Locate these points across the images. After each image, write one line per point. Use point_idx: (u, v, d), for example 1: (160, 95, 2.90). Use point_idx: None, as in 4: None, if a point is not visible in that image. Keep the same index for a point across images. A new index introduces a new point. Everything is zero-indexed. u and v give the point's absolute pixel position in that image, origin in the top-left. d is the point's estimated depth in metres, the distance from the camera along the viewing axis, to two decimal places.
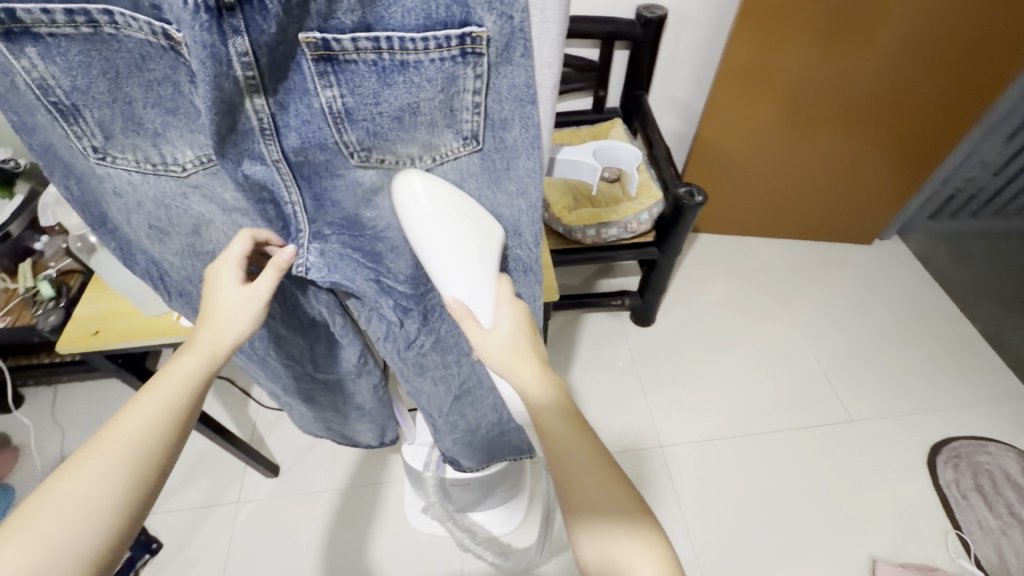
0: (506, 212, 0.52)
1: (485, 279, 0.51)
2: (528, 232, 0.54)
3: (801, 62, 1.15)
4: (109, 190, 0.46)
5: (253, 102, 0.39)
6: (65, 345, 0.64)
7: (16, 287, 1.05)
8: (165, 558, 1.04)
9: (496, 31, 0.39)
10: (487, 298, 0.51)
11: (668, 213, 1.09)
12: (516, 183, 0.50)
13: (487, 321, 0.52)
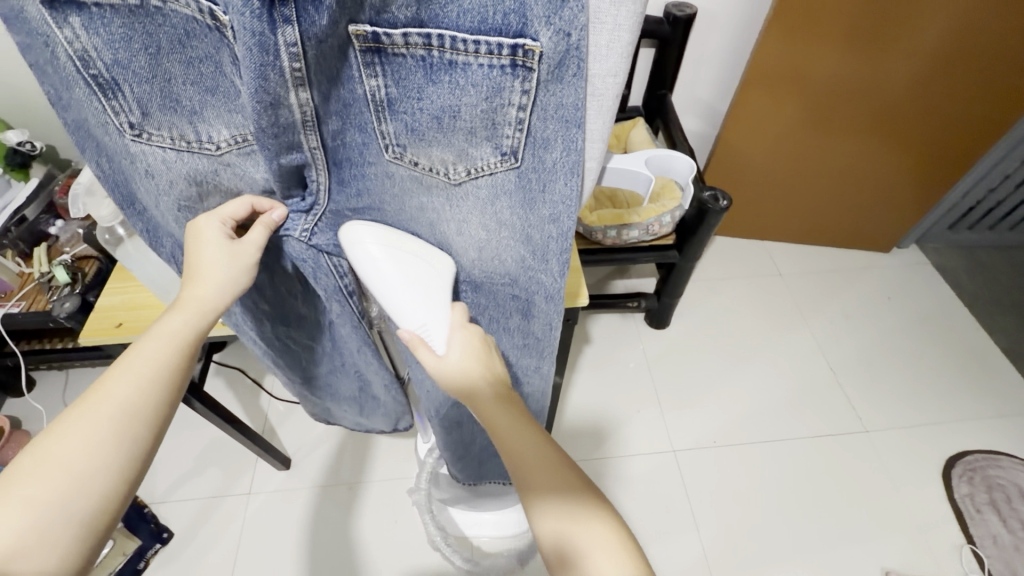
0: (535, 235, 0.50)
1: (438, 303, 0.52)
2: (555, 263, 0.52)
3: (832, 65, 1.12)
4: (141, 169, 0.45)
5: (296, 94, 0.39)
6: (87, 336, 0.63)
7: (30, 271, 1.05)
8: (176, 547, 1.04)
9: (551, 47, 0.37)
10: (440, 325, 0.51)
11: (691, 216, 1.07)
12: (550, 209, 0.47)
13: (441, 348, 0.51)
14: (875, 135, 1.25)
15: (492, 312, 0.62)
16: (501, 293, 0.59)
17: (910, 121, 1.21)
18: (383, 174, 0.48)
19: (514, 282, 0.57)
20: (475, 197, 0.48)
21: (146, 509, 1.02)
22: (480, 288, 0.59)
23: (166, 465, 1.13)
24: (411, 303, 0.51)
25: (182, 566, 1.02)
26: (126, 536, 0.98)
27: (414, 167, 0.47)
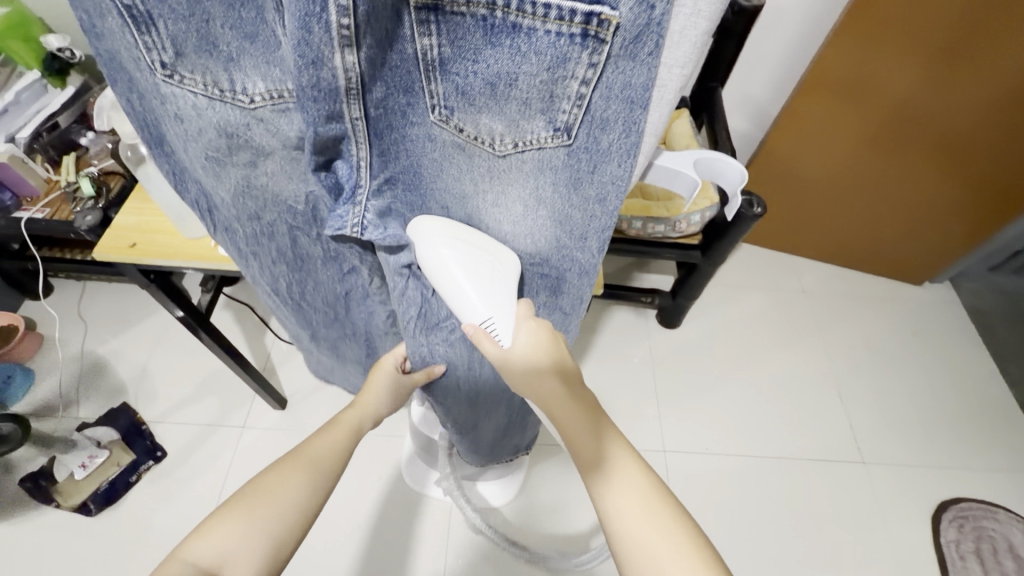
0: (576, 215, 0.52)
1: (501, 299, 0.53)
2: (593, 241, 0.54)
3: (904, 83, 1.06)
4: (171, 113, 0.42)
5: (341, 57, 0.37)
6: (102, 253, 0.63)
7: (59, 180, 1.07)
8: (167, 467, 1.06)
9: (630, 19, 0.37)
10: (505, 320, 0.52)
11: (721, 217, 1.03)
12: (596, 189, 0.49)
13: (507, 342, 0.52)
14: (934, 170, 1.20)
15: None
16: (529, 275, 0.59)
17: (972, 151, 1.14)
18: (426, 140, 0.47)
19: (544, 262, 0.58)
20: (519, 170, 0.49)
21: (146, 427, 1.08)
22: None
23: (168, 387, 1.14)
24: (473, 302, 0.52)
25: (173, 484, 1.04)
26: (123, 448, 1.05)
27: (458, 134, 0.46)
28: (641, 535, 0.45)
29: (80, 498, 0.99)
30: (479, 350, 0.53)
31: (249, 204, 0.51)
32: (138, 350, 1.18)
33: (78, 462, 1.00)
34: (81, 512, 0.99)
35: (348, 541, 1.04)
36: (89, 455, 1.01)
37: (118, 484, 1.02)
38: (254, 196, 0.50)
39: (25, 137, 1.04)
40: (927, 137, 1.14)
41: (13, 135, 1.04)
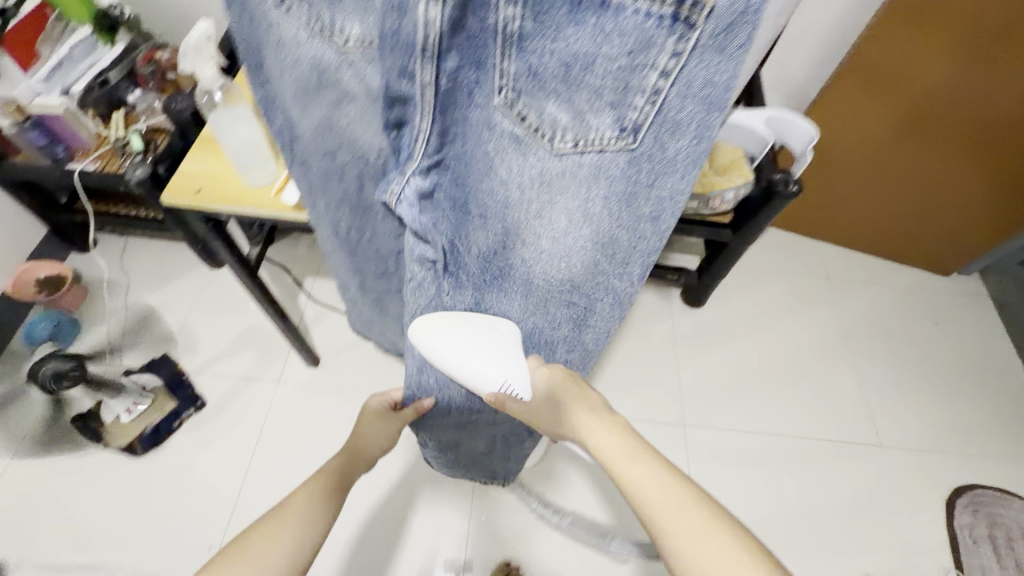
0: (625, 225, 0.56)
1: (508, 350, 0.60)
2: (634, 265, 0.60)
3: (944, 73, 1.05)
4: (276, 41, 0.49)
5: (426, 9, 0.42)
6: (170, 198, 0.66)
7: (107, 134, 1.09)
8: (206, 416, 1.10)
9: (720, 13, 0.40)
10: (521, 381, 0.59)
11: (755, 196, 1.04)
12: (652, 206, 0.54)
13: (526, 394, 0.59)
14: (965, 165, 1.20)
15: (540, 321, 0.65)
16: (555, 300, 0.64)
17: (1009, 146, 1.13)
18: (488, 124, 0.50)
19: (575, 288, 0.62)
20: (575, 174, 0.51)
21: (186, 377, 1.13)
22: (530, 286, 0.62)
23: (206, 341, 1.19)
24: (485, 372, 0.58)
25: (212, 431, 1.09)
26: (165, 396, 1.10)
27: (521, 122, 0.49)
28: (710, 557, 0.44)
29: (126, 439, 1.05)
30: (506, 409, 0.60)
31: (327, 140, 0.56)
32: (178, 304, 1.23)
33: (124, 407, 1.05)
34: (128, 451, 1.05)
35: (376, 494, 1.09)
36: (134, 401, 1.06)
37: (161, 429, 1.07)
38: (330, 135, 0.55)
39: (78, 91, 1.05)
40: (963, 132, 1.13)
41: (68, 89, 1.05)
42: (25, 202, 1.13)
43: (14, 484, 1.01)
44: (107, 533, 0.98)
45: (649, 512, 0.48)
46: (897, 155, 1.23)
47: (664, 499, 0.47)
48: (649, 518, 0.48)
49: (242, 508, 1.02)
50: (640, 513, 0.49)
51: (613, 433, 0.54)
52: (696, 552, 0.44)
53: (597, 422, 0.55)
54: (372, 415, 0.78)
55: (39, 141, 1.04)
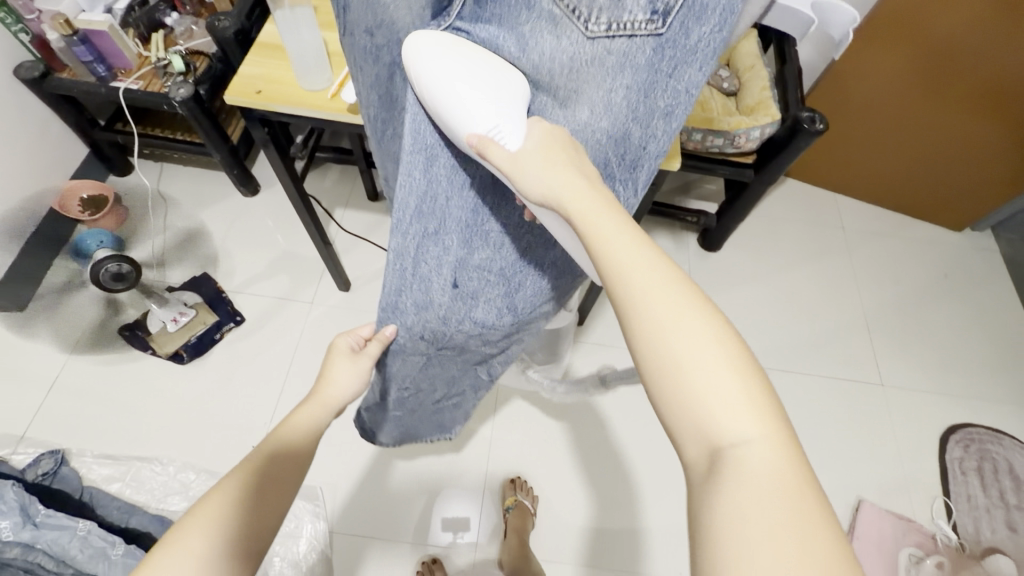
0: (636, 129, 0.50)
1: (509, 110, 0.44)
2: (642, 168, 0.55)
3: (953, 26, 1.10)
4: None
5: None
6: (233, 96, 0.71)
7: (148, 55, 1.11)
8: (245, 331, 1.17)
9: None
10: (514, 127, 0.44)
11: (780, 135, 1.06)
12: (668, 100, 0.48)
13: (514, 145, 0.44)
14: (979, 116, 1.22)
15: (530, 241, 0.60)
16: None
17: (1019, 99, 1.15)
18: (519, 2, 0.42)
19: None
20: (601, 65, 0.44)
21: (226, 295, 1.19)
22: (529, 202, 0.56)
23: (244, 262, 1.24)
24: (477, 100, 0.43)
25: (251, 345, 1.15)
26: (206, 310, 1.16)
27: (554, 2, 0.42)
28: (712, 385, 0.34)
29: (172, 347, 1.12)
30: (488, 160, 0.44)
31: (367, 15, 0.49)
32: (215, 228, 1.28)
33: (169, 316, 1.12)
34: (174, 359, 1.12)
35: None
36: (179, 312, 1.13)
37: (205, 339, 1.14)
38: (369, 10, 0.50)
39: (121, 9, 1.08)
40: (979, 76, 1.15)
41: (111, 8, 1.08)
42: (65, 117, 1.15)
43: (72, 384, 1.08)
44: (159, 431, 1.05)
45: (633, 304, 0.38)
46: (910, 109, 1.27)
47: (653, 285, 0.38)
48: (623, 303, 0.39)
49: (282, 414, 1.09)
50: (612, 290, 0.40)
51: (588, 194, 0.43)
52: (668, 338, 0.36)
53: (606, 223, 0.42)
54: (340, 360, 0.62)
55: (84, 57, 1.05)
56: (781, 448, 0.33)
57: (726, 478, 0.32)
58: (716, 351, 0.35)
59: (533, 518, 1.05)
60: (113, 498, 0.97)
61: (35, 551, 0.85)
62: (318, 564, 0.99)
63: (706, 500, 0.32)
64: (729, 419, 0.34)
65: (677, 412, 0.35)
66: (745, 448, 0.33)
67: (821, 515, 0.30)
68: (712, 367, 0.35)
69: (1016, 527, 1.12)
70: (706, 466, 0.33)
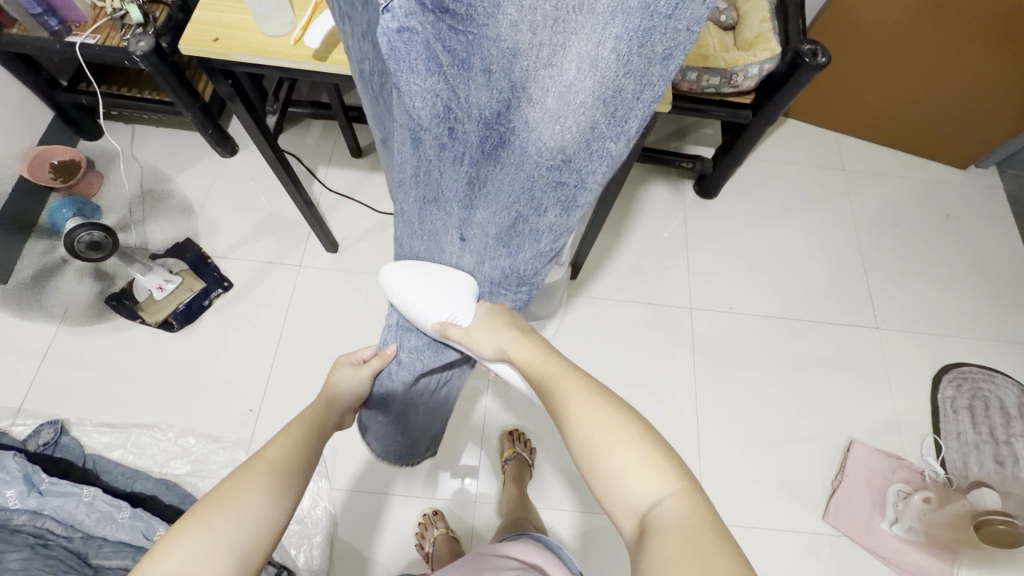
0: (626, 92, 0.37)
1: (455, 298, 0.62)
2: (635, 124, 0.40)
3: None
4: None
5: None
6: (189, 45, 0.67)
7: (104, 5, 1.03)
8: (233, 297, 1.15)
9: None
10: (461, 307, 0.62)
11: (780, 71, 1.00)
12: (666, 43, 0.34)
13: (465, 321, 0.61)
14: (970, 33, 1.15)
15: (522, 210, 0.51)
16: (542, 182, 0.47)
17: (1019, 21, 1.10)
18: None
19: (565, 163, 0.45)
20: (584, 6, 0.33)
21: (211, 261, 1.17)
22: (522, 167, 0.47)
23: (227, 226, 1.21)
24: (435, 300, 0.62)
25: (241, 311, 1.14)
26: (192, 277, 1.14)
27: None
28: (622, 459, 0.42)
29: (160, 314, 1.11)
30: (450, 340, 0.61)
31: None
32: (195, 192, 1.24)
33: (155, 284, 1.10)
34: (164, 327, 1.11)
35: None
36: (165, 279, 1.11)
37: (193, 306, 1.12)
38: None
39: None
40: None
41: None
42: (23, 78, 1.08)
43: (64, 355, 1.08)
44: (156, 398, 1.06)
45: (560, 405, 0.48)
46: (912, 40, 1.21)
47: (570, 390, 0.48)
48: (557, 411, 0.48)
49: (277, 377, 1.09)
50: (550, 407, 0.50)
51: (528, 343, 0.56)
52: (591, 430, 0.44)
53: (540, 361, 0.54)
54: (343, 371, 0.67)
55: (33, 10, 0.98)
56: (684, 496, 0.39)
57: (649, 548, 0.37)
58: (620, 433, 0.43)
59: (530, 468, 1.08)
60: (117, 464, 0.99)
61: (44, 517, 0.87)
62: (323, 519, 1.02)
63: (638, 565, 0.37)
64: (642, 485, 0.40)
65: (609, 490, 0.42)
66: (661, 506, 0.39)
67: (723, 543, 0.36)
68: (619, 445, 0.42)
69: (1003, 461, 1.14)
70: (638, 532, 0.39)
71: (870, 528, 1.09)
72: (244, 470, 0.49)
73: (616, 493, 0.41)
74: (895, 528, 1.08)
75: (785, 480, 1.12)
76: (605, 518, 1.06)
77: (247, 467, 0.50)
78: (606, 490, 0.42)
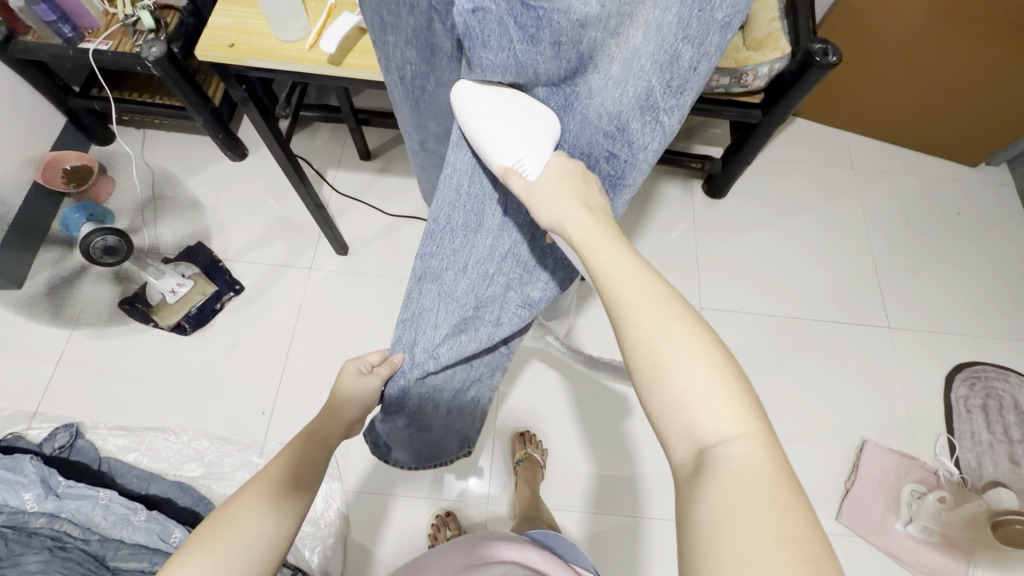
0: (683, 56, 0.41)
1: (532, 139, 0.46)
2: (690, 92, 0.45)
3: None
4: None
5: None
6: (204, 51, 0.68)
7: (116, 12, 1.04)
8: (244, 300, 1.16)
9: None
10: (535, 158, 0.46)
11: (790, 70, 0.99)
12: (725, 10, 0.38)
13: (532, 175, 0.47)
14: (985, 38, 1.15)
15: (577, 180, 0.54)
16: (598, 148, 0.50)
17: None
18: None
19: (619, 131, 0.48)
20: None
21: (223, 264, 1.18)
22: (583, 130, 0.49)
23: (238, 230, 1.22)
24: (501, 137, 0.45)
25: (252, 314, 1.15)
26: (204, 280, 1.15)
27: None
28: (690, 385, 0.36)
29: (172, 318, 1.11)
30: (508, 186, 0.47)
31: None
32: (206, 195, 1.25)
33: (168, 287, 1.11)
34: (177, 330, 1.11)
35: None
36: (177, 282, 1.12)
37: (205, 310, 1.13)
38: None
39: None
40: None
41: None
42: (37, 84, 1.09)
43: (78, 358, 1.09)
44: (170, 401, 1.07)
45: (622, 311, 0.40)
46: (924, 42, 1.21)
47: (646, 299, 0.39)
48: (617, 310, 0.40)
49: (289, 379, 1.09)
50: (607, 303, 0.41)
51: (593, 220, 0.45)
52: (656, 345, 0.37)
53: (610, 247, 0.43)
54: (348, 379, 0.64)
55: (47, 17, 0.99)
56: (761, 440, 0.34)
57: (714, 490, 0.32)
58: (697, 358, 0.37)
59: (543, 469, 1.08)
60: (131, 467, 1.00)
61: (60, 519, 0.87)
62: (336, 521, 1.03)
63: (694, 502, 0.33)
64: (711, 417, 0.35)
65: (668, 414, 0.36)
66: (728, 446, 0.34)
67: (794, 497, 0.31)
68: (693, 367, 0.36)
69: (1018, 460, 1.13)
70: (694, 466, 0.34)
71: (884, 527, 1.08)
72: (249, 489, 0.49)
73: (686, 420, 0.35)
74: (909, 528, 1.07)
75: (798, 480, 1.12)
76: (616, 518, 1.06)
77: (251, 486, 0.49)
78: (672, 419, 0.36)
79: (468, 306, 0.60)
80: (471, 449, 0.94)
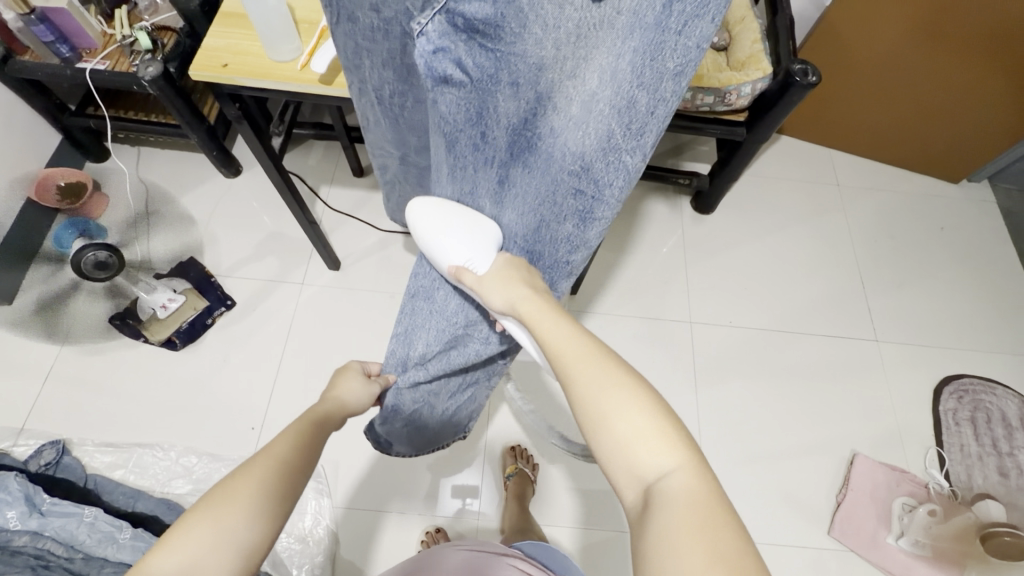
0: (640, 102, 0.39)
1: (476, 243, 0.55)
2: (651, 135, 0.42)
3: None
4: None
5: None
6: (197, 71, 0.69)
7: (113, 33, 1.07)
8: (236, 315, 1.16)
9: None
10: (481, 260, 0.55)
11: (772, 90, 1.02)
12: (677, 60, 0.36)
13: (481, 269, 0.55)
14: (957, 58, 1.19)
15: (545, 214, 0.52)
16: (563, 187, 0.48)
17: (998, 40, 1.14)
18: None
19: (584, 171, 0.46)
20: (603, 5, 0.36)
21: (215, 280, 1.18)
22: (547, 170, 0.49)
23: (231, 247, 1.22)
24: (454, 245, 0.55)
25: (244, 328, 1.15)
26: (196, 295, 1.15)
27: None
28: (631, 426, 0.39)
29: (162, 333, 1.11)
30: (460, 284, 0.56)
31: None
32: (199, 212, 1.25)
33: (159, 302, 1.11)
34: (167, 346, 1.11)
35: None
36: (168, 298, 1.12)
37: (196, 325, 1.13)
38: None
39: None
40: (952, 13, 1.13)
41: None
42: (34, 102, 1.11)
43: (67, 374, 1.08)
44: (159, 417, 1.06)
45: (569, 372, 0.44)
46: (898, 61, 1.25)
47: (577, 354, 0.45)
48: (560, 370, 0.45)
49: (279, 395, 1.09)
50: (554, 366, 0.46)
51: (540, 299, 0.51)
52: (596, 396, 0.41)
53: (554, 322, 0.49)
54: (351, 378, 0.67)
55: (45, 37, 1.01)
56: (698, 472, 0.37)
57: (657, 520, 0.35)
58: (631, 397, 0.41)
59: (534, 484, 1.07)
60: (118, 484, 0.99)
61: (44, 538, 0.86)
62: (324, 538, 1.02)
63: (643, 535, 0.35)
64: (653, 454, 0.38)
65: (614, 455, 0.39)
66: (670, 478, 0.37)
67: (728, 522, 0.34)
68: (629, 409, 0.40)
69: (1007, 473, 1.14)
70: (642, 503, 0.37)
71: (876, 541, 1.08)
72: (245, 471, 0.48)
73: (627, 458, 0.38)
74: (901, 542, 1.07)
75: (790, 494, 1.12)
76: (607, 534, 1.05)
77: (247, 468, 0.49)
78: (617, 461, 0.39)
79: (460, 323, 0.63)
80: (469, 429, 0.92)
